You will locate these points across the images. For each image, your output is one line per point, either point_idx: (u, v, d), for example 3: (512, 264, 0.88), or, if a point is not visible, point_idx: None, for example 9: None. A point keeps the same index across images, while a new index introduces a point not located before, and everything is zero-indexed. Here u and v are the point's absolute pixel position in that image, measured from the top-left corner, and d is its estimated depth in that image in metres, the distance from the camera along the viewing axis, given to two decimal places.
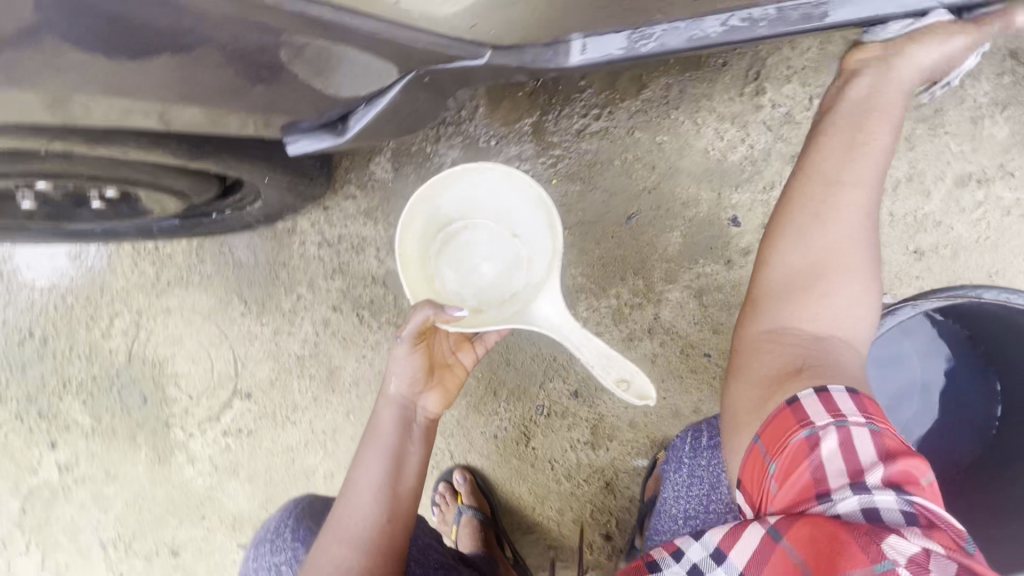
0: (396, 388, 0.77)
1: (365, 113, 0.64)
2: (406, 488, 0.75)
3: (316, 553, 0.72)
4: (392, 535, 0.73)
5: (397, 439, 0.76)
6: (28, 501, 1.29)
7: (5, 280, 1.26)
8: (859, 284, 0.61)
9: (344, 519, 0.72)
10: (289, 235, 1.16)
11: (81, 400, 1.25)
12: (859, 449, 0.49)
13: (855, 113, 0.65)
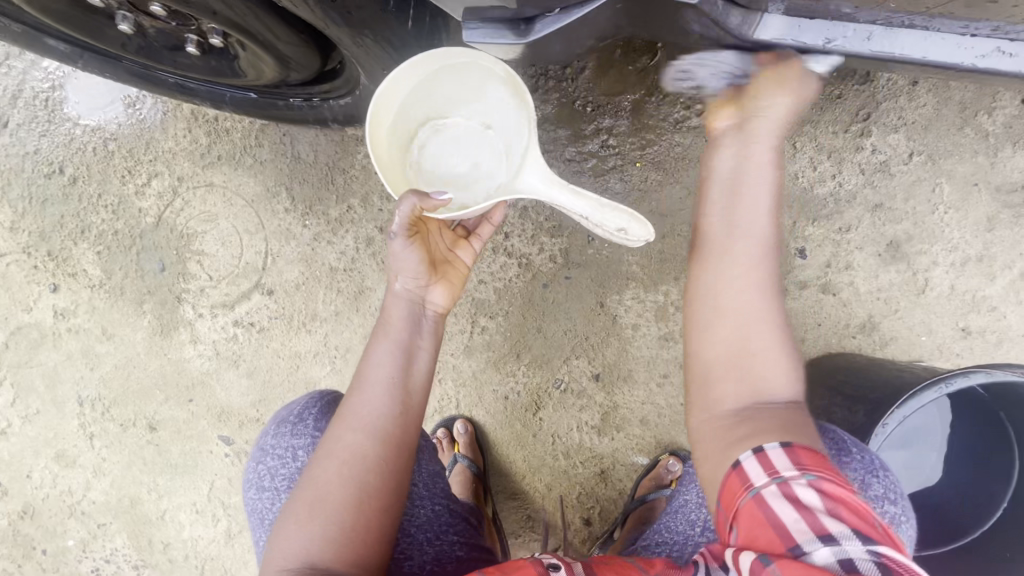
0: (403, 281, 0.71)
1: (555, 19, 0.63)
2: (418, 379, 0.71)
3: (321, 452, 0.67)
4: (405, 428, 0.69)
5: (406, 332, 0.71)
6: (13, 336, 1.24)
7: (50, 108, 1.20)
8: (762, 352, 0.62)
9: (355, 407, 0.68)
10: (357, 143, 1.12)
11: (96, 251, 1.21)
12: (809, 504, 0.49)
13: (726, 182, 0.66)
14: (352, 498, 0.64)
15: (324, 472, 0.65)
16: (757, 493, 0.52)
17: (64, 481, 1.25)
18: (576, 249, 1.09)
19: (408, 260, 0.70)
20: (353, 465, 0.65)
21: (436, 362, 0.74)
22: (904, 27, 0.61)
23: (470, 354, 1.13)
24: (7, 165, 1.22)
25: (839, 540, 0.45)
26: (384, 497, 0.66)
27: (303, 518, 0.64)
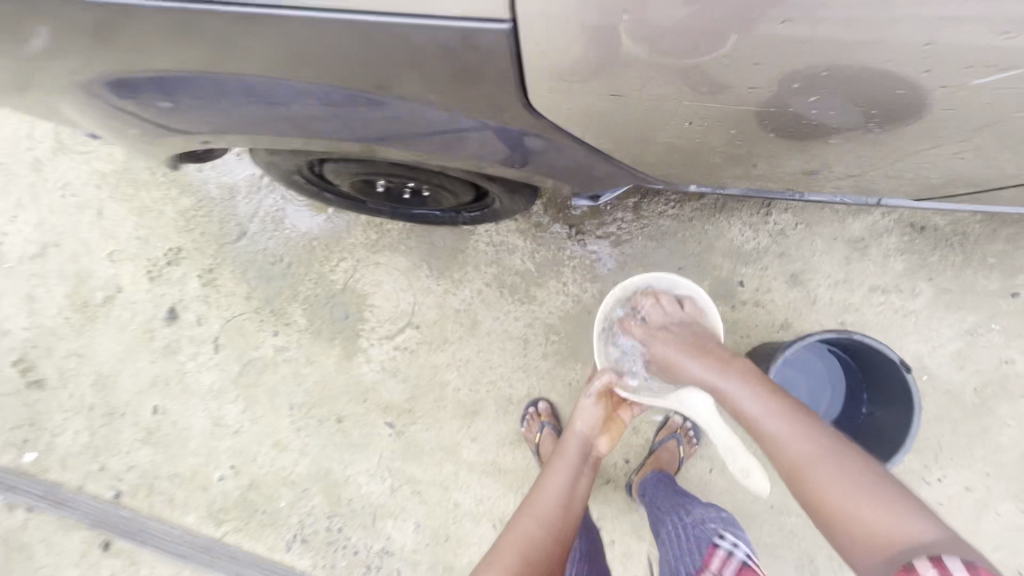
0: (581, 429, 1.39)
1: (612, 193, 1.44)
2: (580, 494, 1.30)
3: (517, 523, 1.19)
4: (564, 526, 1.21)
5: (579, 462, 1.34)
6: (246, 366, 1.93)
7: (275, 221, 1.95)
8: (835, 475, 0.95)
9: (538, 503, 1.23)
10: (470, 234, 1.86)
11: (303, 307, 1.91)
12: None
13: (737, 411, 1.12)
14: (524, 551, 1.12)
15: (520, 530, 1.17)
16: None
17: (279, 461, 1.89)
18: (607, 289, 1.81)
19: (590, 416, 1.42)
20: (529, 538, 1.15)
21: (587, 493, 1.32)
22: (751, 187, 1.44)
23: (546, 358, 1.82)
24: (246, 258, 1.95)
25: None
26: (542, 558, 1.13)
27: (491, 559, 1.13)
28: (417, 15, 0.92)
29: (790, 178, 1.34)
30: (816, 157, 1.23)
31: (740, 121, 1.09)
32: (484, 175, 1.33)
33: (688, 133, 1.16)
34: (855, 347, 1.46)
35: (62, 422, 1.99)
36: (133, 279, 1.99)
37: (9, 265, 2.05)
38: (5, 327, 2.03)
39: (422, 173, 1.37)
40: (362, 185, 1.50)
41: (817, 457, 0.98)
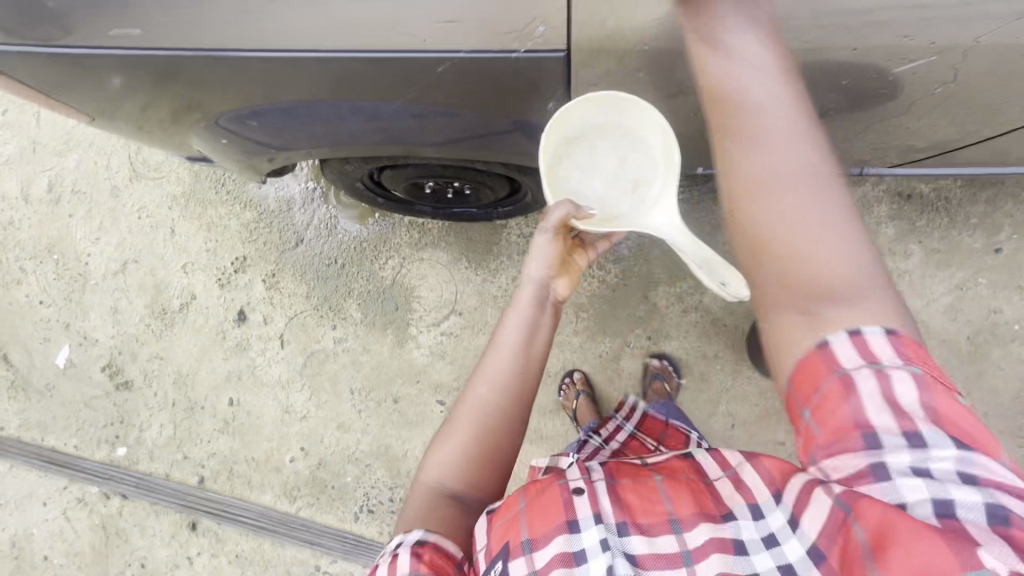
0: (539, 271, 1.15)
1: None
2: (540, 342, 1.14)
3: (474, 388, 1.11)
4: (523, 381, 1.11)
5: (534, 308, 1.14)
6: (309, 358, 2.16)
7: (328, 228, 2.19)
8: (815, 227, 0.90)
9: (492, 366, 1.11)
10: (503, 228, 2.09)
11: (357, 302, 2.15)
12: (895, 400, 0.76)
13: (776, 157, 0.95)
14: (481, 424, 1.07)
15: (475, 396, 1.09)
16: (846, 373, 0.80)
17: (344, 440, 2.11)
18: (629, 269, 2.02)
19: (547, 254, 1.16)
20: (486, 410, 1.08)
21: (550, 339, 1.15)
22: None
23: (577, 334, 2.03)
24: (304, 262, 2.19)
25: (933, 477, 0.70)
26: (501, 427, 1.07)
27: (451, 436, 1.09)
28: (481, 50, 1.11)
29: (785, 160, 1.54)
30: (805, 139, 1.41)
31: None
32: (519, 171, 1.55)
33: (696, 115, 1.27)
34: None
35: (149, 417, 2.23)
36: (205, 287, 2.24)
37: (95, 281, 2.31)
38: (94, 337, 2.29)
39: (466, 173, 1.60)
40: (413, 188, 1.75)
41: (815, 214, 0.90)
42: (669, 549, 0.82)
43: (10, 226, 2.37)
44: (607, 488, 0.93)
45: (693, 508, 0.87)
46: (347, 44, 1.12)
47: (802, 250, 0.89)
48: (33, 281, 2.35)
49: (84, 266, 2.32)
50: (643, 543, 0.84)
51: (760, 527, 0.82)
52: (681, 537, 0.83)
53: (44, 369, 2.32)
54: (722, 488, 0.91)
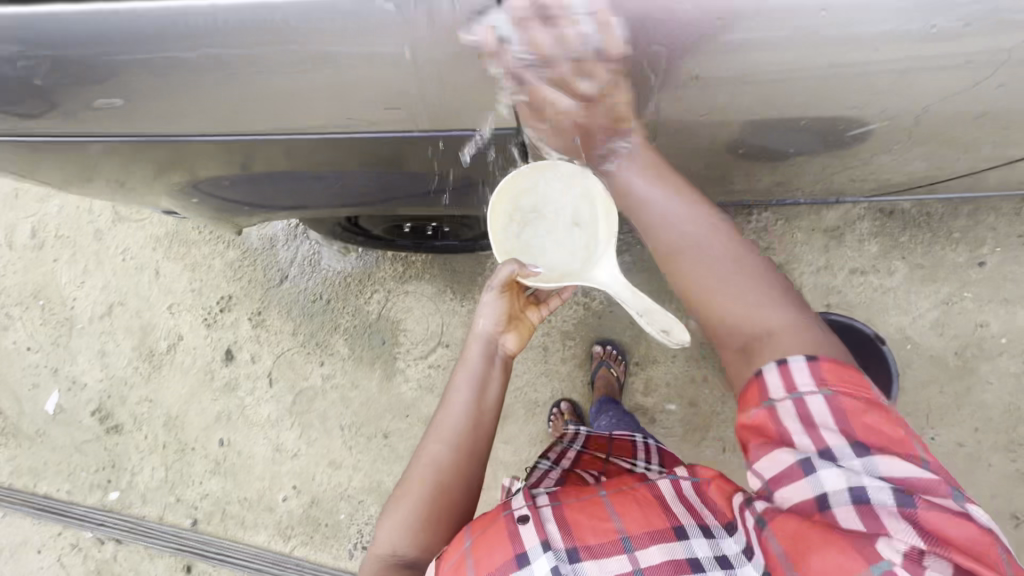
0: (485, 327, 1.20)
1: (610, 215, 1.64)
2: (491, 397, 1.17)
3: (425, 446, 1.12)
4: (473, 438, 1.12)
5: (483, 362, 1.18)
6: (298, 396, 2.15)
7: (312, 264, 2.19)
8: (726, 275, 0.95)
9: (442, 423, 1.13)
10: (487, 258, 2.09)
11: (344, 338, 2.14)
12: (814, 415, 0.79)
13: (681, 237, 1.01)
14: (429, 482, 1.07)
15: (425, 454, 1.11)
16: (772, 405, 0.83)
17: (336, 477, 2.11)
18: (613, 295, 2.02)
19: (494, 310, 1.20)
20: (436, 467, 1.08)
21: (501, 394, 1.18)
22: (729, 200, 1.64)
23: (565, 362, 2.03)
24: (289, 299, 2.18)
25: (851, 476, 0.75)
26: (450, 485, 1.07)
27: (400, 498, 1.09)
28: (434, 130, 1.09)
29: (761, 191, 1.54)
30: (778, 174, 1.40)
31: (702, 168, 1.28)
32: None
33: None
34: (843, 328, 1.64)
35: (140, 461, 2.23)
36: (192, 327, 2.23)
37: (81, 326, 2.31)
38: (82, 381, 2.29)
39: (444, 214, 1.60)
40: (392, 228, 1.74)
41: (743, 291, 0.93)
42: (619, 569, 0.88)
43: None
44: (555, 512, 0.96)
45: (642, 527, 0.92)
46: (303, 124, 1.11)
47: (724, 304, 0.94)
48: (20, 327, 2.34)
49: (71, 310, 2.31)
50: (595, 567, 0.88)
51: (714, 546, 0.89)
52: (633, 556, 0.89)
53: (34, 415, 2.31)
54: (669, 497, 0.98)
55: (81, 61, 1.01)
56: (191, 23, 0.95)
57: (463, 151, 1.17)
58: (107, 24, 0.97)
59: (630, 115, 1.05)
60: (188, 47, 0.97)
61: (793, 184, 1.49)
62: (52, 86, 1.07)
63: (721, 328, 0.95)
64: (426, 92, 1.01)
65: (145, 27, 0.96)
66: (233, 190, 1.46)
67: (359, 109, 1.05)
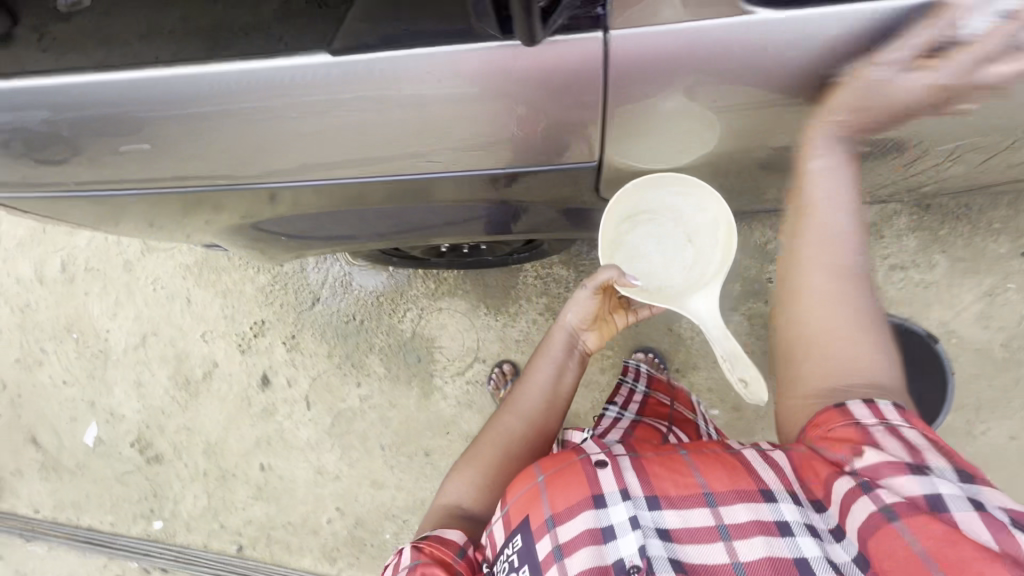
0: (572, 321, 1.32)
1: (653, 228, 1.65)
2: (565, 386, 1.33)
3: (503, 415, 1.30)
4: (547, 419, 1.29)
5: (563, 353, 1.33)
6: (336, 417, 2.15)
7: (343, 285, 2.18)
8: (851, 335, 1.01)
9: (523, 400, 1.30)
10: (519, 271, 2.08)
11: (380, 357, 2.14)
12: (915, 442, 0.87)
13: (837, 279, 1.03)
14: (504, 448, 1.24)
15: (502, 423, 1.28)
16: (865, 424, 0.91)
17: (379, 497, 2.11)
18: None
19: (585, 308, 1.30)
20: (510, 434, 1.26)
21: (577, 382, 1.35)
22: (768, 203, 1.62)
23: (604, 372, 2.02)
24: (323, 321, 2.18)
25: (959, 489, 0.81)
26: (521, 452, 1.24)
27: (472, 455, 1.26)
28: (519, 167, 1.23)
29: None
30: None
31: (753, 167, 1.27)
32: (540, 228, 1.54)
33: (716, 165, 1.26)
34: None
35: (182, 489, 2.23)
36: (226, 354, 2.23)
37: (116, 357, 2.31)
38: (119, 412, 2.29)
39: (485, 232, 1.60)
40: (430, 248, 1.74)
41: (858, 345, 1.00)
42: (702, 523, 0.89)
43: (27, 308, 2.38)
44: (633, 462, 0.99)
45: (728, 486, 0.93)
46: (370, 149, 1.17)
47: (841, 358, 1.00)
48: (54, 361, 2.35)
49: (104, 342, 2.32)
50: (674, 518, 0.90)
51: (803, 513, 0.88)
52: (716, 512, 0.90)
53: (74, 449, 2.32)
54: (755, 461, 0.97)
55: (175, 119, 1.12)
56: (275, 83, 1.05)
57: (512, 180, 1.28)
58: (197, 85, 1.06)
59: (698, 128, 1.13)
60: (279, 100, 1.07)
61: None
62: (127, 127, 1.14)
63: (801, 365, 1.04)
64: (485, 130, 1.12)
65: (240, 84, 1.05)
66: (276, 220, 1.46)
67: (420, 151, 1.17)
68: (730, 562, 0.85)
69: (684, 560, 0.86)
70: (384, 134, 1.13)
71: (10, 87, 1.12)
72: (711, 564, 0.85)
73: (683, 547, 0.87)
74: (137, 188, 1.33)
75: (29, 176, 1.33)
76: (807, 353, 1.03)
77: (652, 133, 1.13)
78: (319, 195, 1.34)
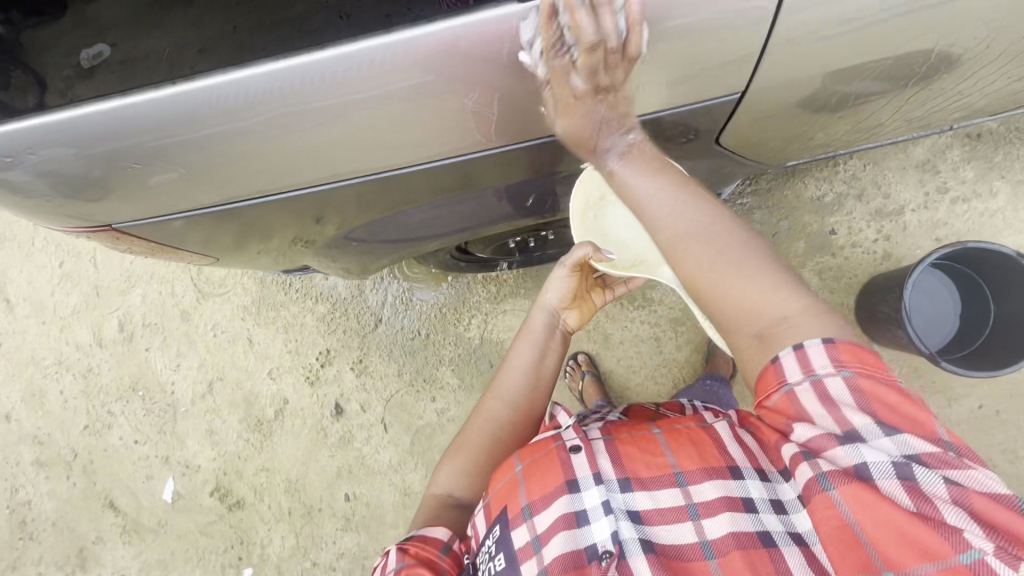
0: (553, 301, 1.26)
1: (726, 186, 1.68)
2: (548, 369, 1.26)
3: (485, 402, 1.23)
4: (533, 402, 1.22)
5: (544, 333, 1.27)
6: (416, 436, 2.13)
7: (404, 300, 2.19)
8: (743, 276, 0.92)
9: (503, 387, 1.24)
10: None
11: (451, 369, 2.13)
12: (845, 396, 0.77)
13: (700, 234, 0.98)
14: (486, 437, 1.18)
15: (486, 411, 1.21)
16: (789, 386, 0.81)
17: None
18: None
19: (564, 285, 1.25)
20: (495, 423, 1.19)
21: (558, 364, 1.28)
22: (827, 149, 1.64)
23: (680, 349, 2.01)
24: (388, 340, 2.18)
25: (885, 453, 0.72)
26: (506, 442, 1.18)
27: (455, 450, 1.20)
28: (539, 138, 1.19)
29: (859, 134, 1.57)
30: (895, 107, 1.39)
31: (829, 105, 1.29)
32: None
33: (796, 110, 1.27)
34: (982, 254, 1.59)
35: (268, 532, 2.20)
36: (295, 389, 2.22)
37: (185, 409, 2.30)
38: (195, 463, 2.27)
39: (555, 218, 1.62)
40: (498, 245, 1.76)
41: (748, 281, 0.91)
42: (673, 502, 0.85)
43: (89, 372, 2.38)
44: (607, 445, 0.94)
45: (699, 463, 0.89)
46: (451, 140, 1.14)
47: (737, 301, 0.91)
48: (124, 422, 2.34)
49: (171, 395, 2.31)
50: (646, 499, 0.87)
51: (770, 488, 0.84)
52: (687, 491, 0.86)
53: (153, 507, 2.29)
54: (726, 438, 0.92)
55: (233, 128, 1.04)
56: (326, 76, 0.98)
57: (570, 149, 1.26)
58: (237, 89, 1.00)
59: (818, 65, 1.10)
60: (363, 93, 1.01)
61: (895, 121, 1.52)
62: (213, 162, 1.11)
63: (722, 322, 0.94)
64: (543, 96, 1.07)
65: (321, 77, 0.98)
66: (355, 235, 1.48)
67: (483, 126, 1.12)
68: (698, 541, 0.82)
69: (654, 540, 0.82)
70: (457, 118, 1.09)
71: (44, 120, 1.01)
72: (681, 545, 0.82)
73: (654, 529, 0.84)
74: (178, 212, 1.24)
75: (87, 219, 1.24)
76: (711, 308, 0.96)
77: (788, 73, 1.11)
78: (390, 199, 1.31)
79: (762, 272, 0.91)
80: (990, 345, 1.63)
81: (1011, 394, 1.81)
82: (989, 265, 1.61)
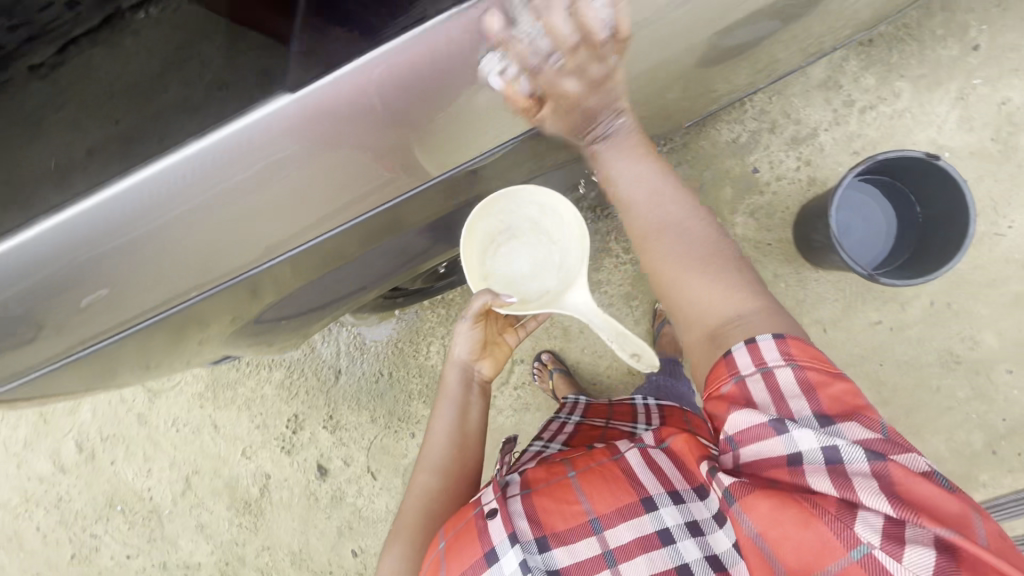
0: (462, 354, 1.25)
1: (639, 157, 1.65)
2: (474, 421, 1.22)
3: (417, 472, 1.17)
4: (465, 459, 1.17)
5: (462, 389, 1.24)
6: (406, 475, 2.10)
7: (359, 346, 2.13)
8: (703, 269, 0.93)
9: (432, 450, 1.19)
10: None
11: (424, 402, 2.09)
12: (790, 387, 0.76)
13: (656, 228, 1.00)
14: (421, 506, 1.11)
15: (419, 481, 1.15)
16: (741, 377, 0.80)
17: None
18: None
19: (468, 338, 1.24)
20: (429, 491, 1.12)
21: (483, 417, 1.25)
22: (727, 97, 1.61)
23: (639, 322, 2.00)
24: (354, 389, 2.13)
25: (821, 439, 0.71)
26: (444, 506, 1.11)
27: (393, 529, 1.11)
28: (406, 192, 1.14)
29: (754, 76, 1.54)
30: (777, 44, 1.37)
31: (710, 62, 1.26)
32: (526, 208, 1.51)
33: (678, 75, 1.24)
34: (901, 161, 1.59)
35: None
36: (274, 462, 2.16)
37: (168, 511, 2.23)
38: (194, 561, 2.21)
39: None
40: (429, 274, 1.70)
41: (706, 278, 0.92)
42: (588, 553, 0.84)
43: (60, 501, 2.28)
44: (525, 502, 0.90)
45: (612, 505, 0.87)
46: (322, 211, 1.07)
47: (694, 295, 0.93)
48: (110, 540, 2.26)
49: (151, 502, 2.23)
50: (565, 555, 0.84)
51: (681, 514, 0.85)
52: (602, 538, 0.85)
53: None
54: (637, 467, 0.92)
55: (115, 249, 0.98)
56: (190, 170, 0.93)
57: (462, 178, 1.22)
58: (102, 213, 0.94)
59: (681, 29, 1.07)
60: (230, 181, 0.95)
61: (785, 56, 1.49)
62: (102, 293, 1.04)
63: (680, 317, 0.95)
64: (404, 144, 1.03)
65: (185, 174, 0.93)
66: (272, 310, 1.41)
67: (361, 182, 1.05)
68: None
69: None
70: (335, 184, 1.03)
71: None
72: None
73: None
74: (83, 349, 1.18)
75: None
76: (671, 302, 0.97)
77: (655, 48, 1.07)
78: (293, 275, 1.24)
79: (724, 267, 0.93)
80: (926, 247, 1.63)
81: (958, 283, 1.84)
82: (911, 170, 1.62)
